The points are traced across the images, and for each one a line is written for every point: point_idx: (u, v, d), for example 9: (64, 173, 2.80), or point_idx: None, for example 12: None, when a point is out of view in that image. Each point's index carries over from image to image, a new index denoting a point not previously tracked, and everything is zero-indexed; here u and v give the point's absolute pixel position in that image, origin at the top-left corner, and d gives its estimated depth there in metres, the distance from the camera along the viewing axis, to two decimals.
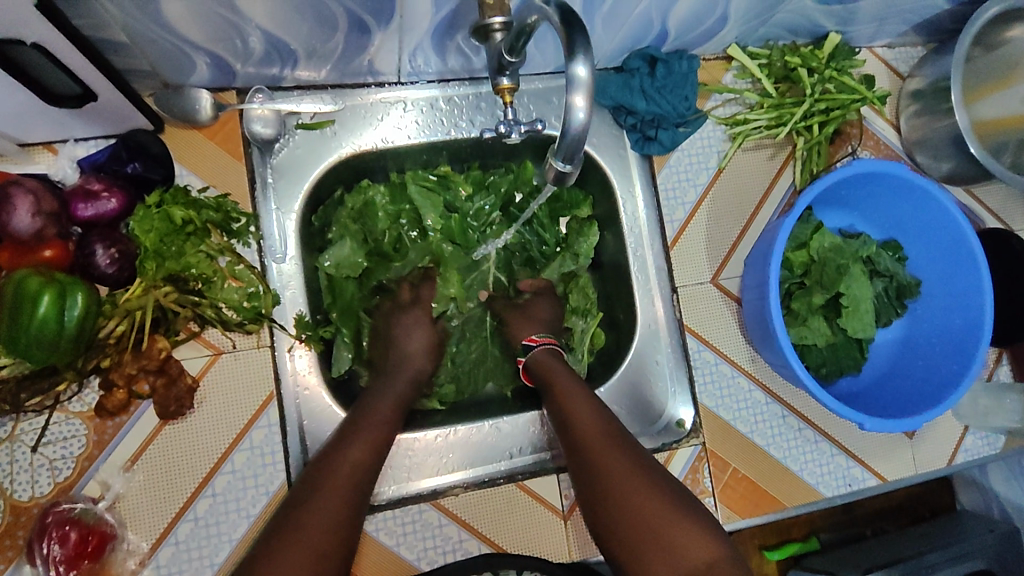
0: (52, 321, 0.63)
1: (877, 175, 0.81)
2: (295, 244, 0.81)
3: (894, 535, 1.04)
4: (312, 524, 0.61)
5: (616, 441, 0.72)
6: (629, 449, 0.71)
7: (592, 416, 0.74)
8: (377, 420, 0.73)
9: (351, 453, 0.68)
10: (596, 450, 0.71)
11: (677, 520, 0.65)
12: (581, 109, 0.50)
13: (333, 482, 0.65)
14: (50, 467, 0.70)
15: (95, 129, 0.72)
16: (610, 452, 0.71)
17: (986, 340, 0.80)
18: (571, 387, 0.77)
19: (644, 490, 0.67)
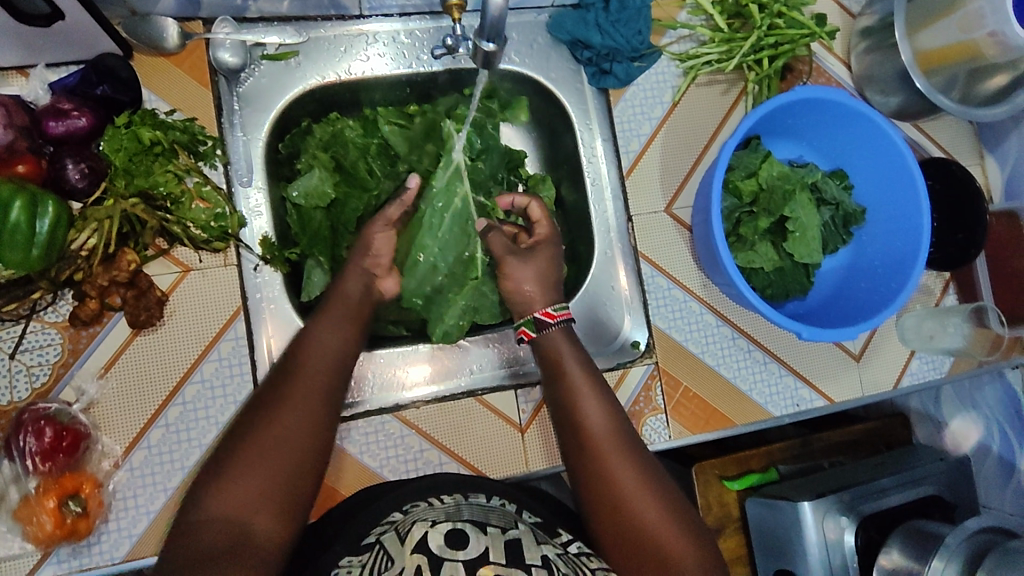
0: (24, 227, 0.67)
1: (819, 100, 0.85)
2: (261, 170, 0.84)
3: (849, 463, 1.09)
4: (281, 430, 0.64)
5: (600, 395, 0.75)
6: (609, 404, 0.75)
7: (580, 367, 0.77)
8: (351, 331, 0.75)
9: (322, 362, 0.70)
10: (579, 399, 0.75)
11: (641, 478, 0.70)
12: None
13: (304, 387, 0.67)
14: (27, 373, 0.75)
15: (66, 54, 0.75)
16: (593, 404, 0.74)
17: (923, 257, 0.83)
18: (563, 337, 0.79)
19: (619, 447, 0.72)
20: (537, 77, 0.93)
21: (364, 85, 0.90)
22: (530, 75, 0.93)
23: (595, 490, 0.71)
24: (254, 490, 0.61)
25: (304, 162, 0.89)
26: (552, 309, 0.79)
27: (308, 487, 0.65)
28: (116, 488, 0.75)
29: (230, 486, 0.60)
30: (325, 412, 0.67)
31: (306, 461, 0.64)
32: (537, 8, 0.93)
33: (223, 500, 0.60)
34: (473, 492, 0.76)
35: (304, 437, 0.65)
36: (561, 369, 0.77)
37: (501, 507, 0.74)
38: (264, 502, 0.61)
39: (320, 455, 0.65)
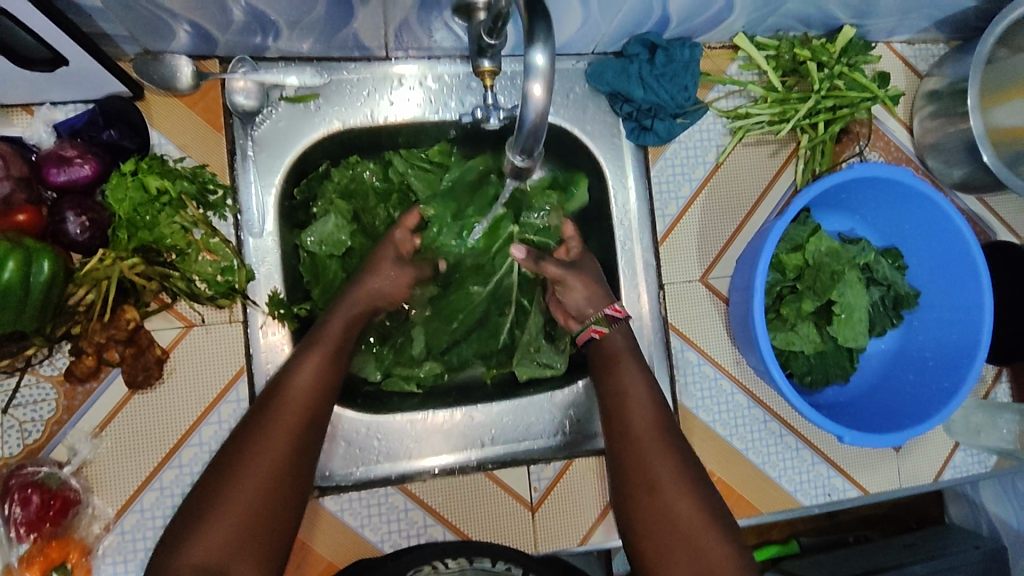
0: (17, 286, 0.62)
1: (880, 180, 0.77)
2: (275, 219, 0.79)
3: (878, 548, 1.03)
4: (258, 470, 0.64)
5: (668, 441, 0.73)
6: (680, 454, 0.72)
7: (648, 409, 0.75)
8: (336, 358, 0.73)
9: (298, 395, 0.69)
10: (647, 443, 0.73)
11: (708, 531, 0.68)
12: (537, 98, 0.51)
13: (279, 420, 0.67)
14: (19, 428, 0.71)
15: (73, 94, 0.71)
16: (659, 454, 0.72)
17: (982, 356, 0.76)
18: (634, 375, 0.77)
19: (686, 498, 0.70)
20: (570, 130, 0.86)
21: (388, 130, 0.84)
22: (564, 127, 0.86)
23: (653, 541, 0.69)
24: (229, 535, 0.61)
25: (320, 207, 0.84)
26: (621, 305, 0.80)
27: (288, 524, 0.65)
28: (106, 553, 0.72)
29: (206, 533, 0.61)
30: (300, 448, 0.67)
31: (282, 501, 0.64)
32: (576, 55, 0.86)
33: (199, 546, 0.60)
34: (478, 556, 0.76)
35: (279, 475, 0.65)
36: (625, 409, 0.75)
37: None
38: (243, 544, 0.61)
39: (296, 494, 0.66)
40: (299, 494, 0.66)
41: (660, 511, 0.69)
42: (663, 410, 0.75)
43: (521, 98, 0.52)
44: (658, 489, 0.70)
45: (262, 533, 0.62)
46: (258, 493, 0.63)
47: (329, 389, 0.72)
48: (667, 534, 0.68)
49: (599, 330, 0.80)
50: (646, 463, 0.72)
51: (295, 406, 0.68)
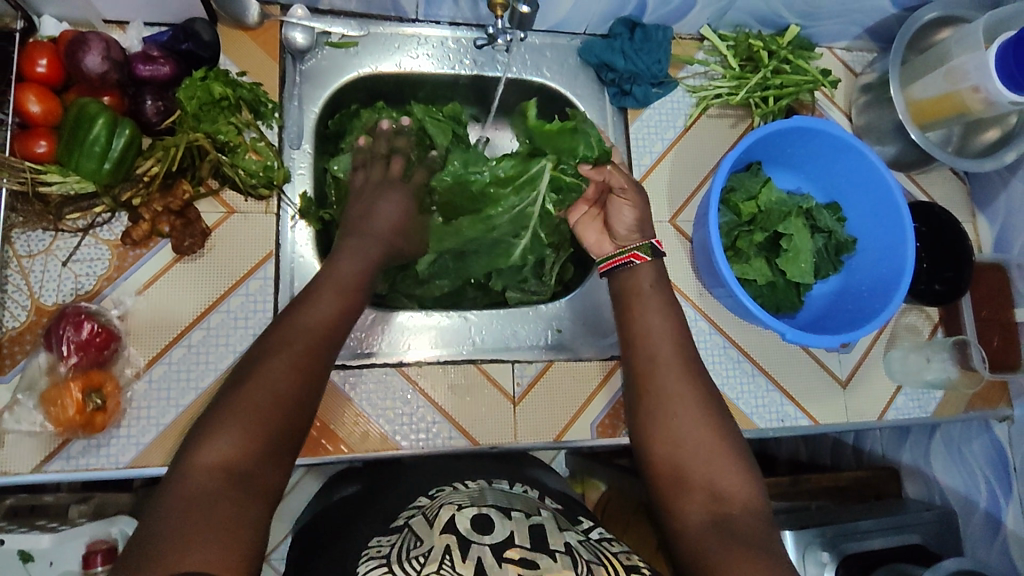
0: (101, 141, 0.77)
1: (816, 132, 0.93)
2: (311, 137, 0.95)
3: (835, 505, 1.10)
4: (272, 377, 0.62)
5: (685, 374, 0.75)
6: (697, 385, 0.75)
7: (666, 341, 0.78)
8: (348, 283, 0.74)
9: (316, 316, 0.68)
10: (664, 377, 0.75)
11: (720, 455, 0.70)
12: None
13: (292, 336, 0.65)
14: (75, 279, 0.82)
15: (163, 15, 0.87)
16: (677, 383, 0.75)
17: (906, 280, 0.90)
18: (654, 312, 0.80)
19: (699, 423, 0.72)
20: (563, 92, 1.04)
21: (412, 81, 1.01)
22: (557, 90, 1.04)
23: (666, 466, 0.71)
24: (249, 438, 0.58)
25: (348, 140, 0.98)
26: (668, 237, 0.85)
27: (299, 432, 0.62)
28: (134, 396, 0.81)
29: (222, 432, 0.58)
30: (314, 359, 0.65)
31: (297, 405, 0.62)
32: (571, 34, 1.05)
33: (215, 447, 0.57)
34: (496, 478, 0.78)
35: (297, 381, 0.63)
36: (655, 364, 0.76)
37: (525, 495, 0.75)
38: (260, 444, 0.59)
39: (309, 400, 0.64)
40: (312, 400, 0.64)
41: (675, 435, 0.71)
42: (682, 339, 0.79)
43: None
44: (672, 417, 0.72)
45: (279, 437, 0.60)
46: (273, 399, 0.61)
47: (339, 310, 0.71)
48: (682, 456, 0.70)
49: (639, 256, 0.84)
50: (673, 411, 0.73)
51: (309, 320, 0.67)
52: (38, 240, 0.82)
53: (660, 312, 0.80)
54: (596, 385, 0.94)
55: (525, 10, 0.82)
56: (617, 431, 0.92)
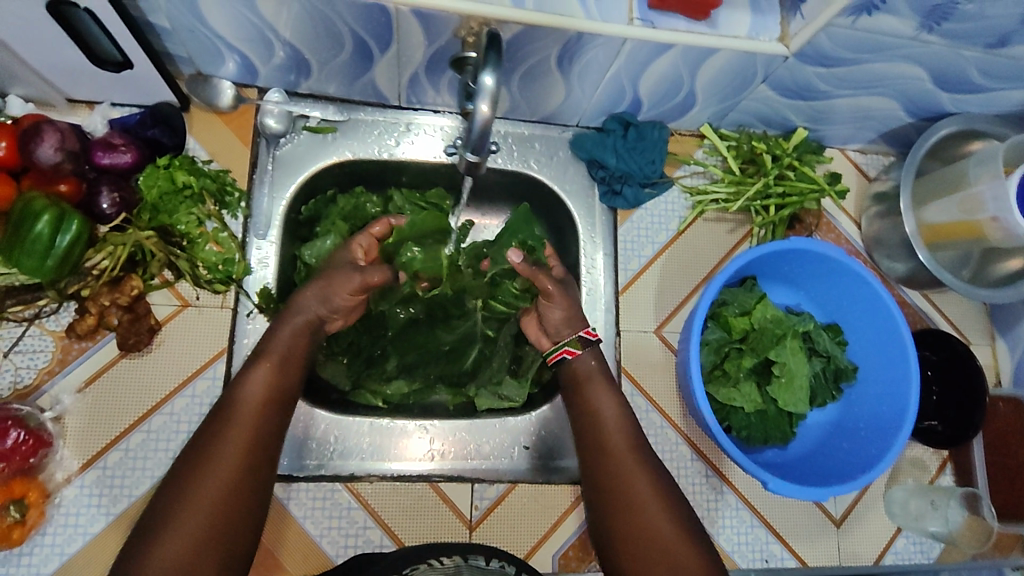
0: (44, 239, 0.73)
1: (816, 254, 0.87)
2: (278, 228, 0.89)
3: None
4: (212, 479, 0.62)
5: (643, 461, 0.76)
6: (659, 482, 0.75)
7: (619, 427, 0.79)
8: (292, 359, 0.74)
9: (251, 401, 0.68)
10: (621, 465, 0.75)
11: (684, 542, 0.71)
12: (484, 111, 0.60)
13: (235, 429, 0.66)
14: (14, 372, 0.79)
15: (133, 98, 0.85)
16: (635, 470, 0.75)
17: (908, 426, 0.82)
18: (609, 399, 0.81)
19: (661, 512, 0.72)
20: (551, 187, 0.98)
21: (392, 167, 0.96)
22: (544, 183, 0.98)
23: (632, 557, 0.71)
24: (192, 547, 0.60)
25: (323, 227, 0.94)
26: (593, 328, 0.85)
27: (249, 532, 0.64)
28: (62, 502, 0.76)
29: (166, 542, 0.59)
30: (257, 454, 0.66)
31: (243, 503, 0.63)
32: (562, 125, 0.99)
33: (159, 559, 0.59)
34: (472, 553, 0.72)
35: (238, 481, 0.64)
36: (602, 429, 0.79)
37: (501, 569, 0.69)
38: (205, 552, 0.60)
39: (256, 499, 0.65)
40: (262, 496, 0.66)
41: (642, 528, 0.71)
42: (636, 434, 0.79)
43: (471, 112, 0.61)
44: (636, 506, 0.73)
45: (223, 542, 0.62)
46: (214, 506, 0.62)
47: (284, 394, 0.71)
48: (642, 540, 0.71)
49: (573, 351, 0.84)
50: (623, 484, 0.74)
51: (255, 412, 0.68)
52: None
53: (614, 399, 0.81)
54: (558, 512, 0.88)
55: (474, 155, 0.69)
56: (582, 564, 0.87)
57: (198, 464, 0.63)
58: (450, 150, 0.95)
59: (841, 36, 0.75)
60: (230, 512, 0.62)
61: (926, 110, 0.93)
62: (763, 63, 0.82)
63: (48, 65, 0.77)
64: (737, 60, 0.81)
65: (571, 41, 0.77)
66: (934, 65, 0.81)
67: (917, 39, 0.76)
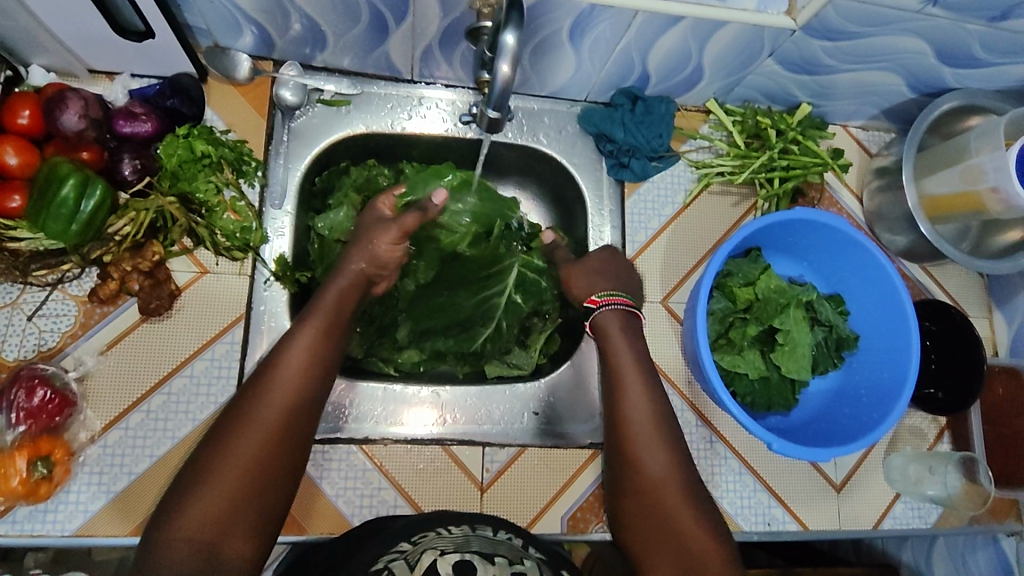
0: (69, 204, 0.75)
1: (819, 225, 0.89)
2: (293, 198, 0.92)
3: None
4: (247, 443, 0.65)
5: (663, 436, 0.78)
6: (677, 454, 0.77)
7: (641, 401, 0.80)
8: (332, 332, 0.75)
9: (290, 371, 0.70)
10: (638, 435, 0.77)
11: (695, 520, 0.73)
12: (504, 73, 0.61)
13: (274, 395, 0.68)
14: (38, 335, 0.81)
15: (152, 68, 0.86)
16: (654, 446, 0.77)
17: (908, 392, 0.85)
18: (632, 372, 0.82)
19: (677, 487, 0.75)
20: (560, 160, 1.00)
21: (405, 140, 0.98)
22: (553, 157, 1.00)
23: (642, 526, 0.74)
24: (222, 506, 0.62)
25: (336, 198, 0.96)
26: (597, 296, 0.87)
27: (281, 495, 0.66)
28: (85, 461, 0.79)
29: (196, 504, 0.61)
30: (292, 422, 0.67)
31: (273, 471, 0.65)
32: (571, 100, 1.01)
33: (189, 519, 0.61)
34: (481, 524, 0.74)
35: (272, 447, 0.65)
36: (623, 400, 0.80)
37: (508, 541, 0.71)
38: (234, 515, 0.62)
39: (289, 463, 0.66)
40: (290, 463, 0.67)
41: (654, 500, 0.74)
42: (661, 404, 0.80)
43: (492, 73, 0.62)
44: (649, 480, 0.75)
45: (252, 507, 0.63)
46: (247, 468, 0.64)
47: (325, 365, 0.73)
48: (654, 509, 0.74)
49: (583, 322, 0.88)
50: (639, 453, 0.77)
51: (285, 385, 0.69)
52: (6, 292, 0.81)
53: (638, 371, 0.82)
54: (568, 475, 0.90)
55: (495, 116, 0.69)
56: (589, 525, 0.89)
57: (230, 432, 0.65)
58: (466, 119, 0.97)
59: (847, 9, 0.77)
60: (260, 480, 0.64)
61: (928, 86, 0.95)
62: (770, 36, 0.83)
63: (72, 34, 0.78)
64: (745, 33, 0.83)
65: (583, 14, 0.79)
66: (937, 39, 0.83)
67: (922, 12, 0.78)
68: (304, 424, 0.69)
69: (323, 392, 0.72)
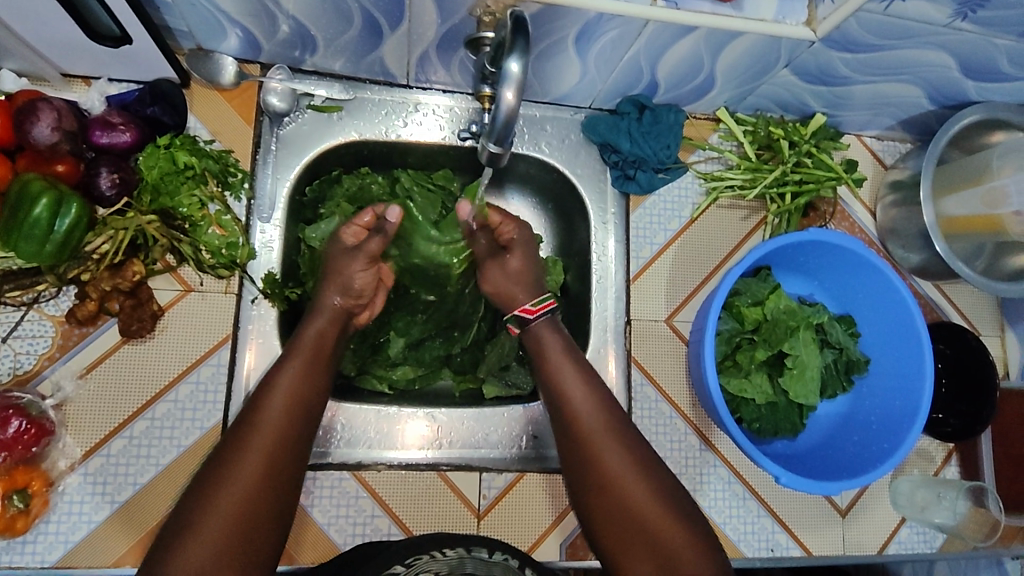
0: (43, 223, 0.71)
1: (832, 245, 0.85)
2: (283, 210, 0.87)
3: None
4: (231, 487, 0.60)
5: (617, 435, 0.69)
6: (632, 447, 0.69)
7: (586, 400, 0.71)
8: (316, 363, 0.72)
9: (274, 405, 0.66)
10: (588, 433, 0.69)
11: (666, 521, 0.65)
12: (509, 100, 0.58)
13: (258, 433, 0.63)
14: (13, 357, 0.77)
15: (130, 73, 0.81)
16: (610, 446, 0.68)
17: (921, 422, 0.82)
18: (570, 371, 0.74)
19: (640, 484, 0.66)
20: (563, 170, 0.96)
21: (401, 148, 0.93)
22: (556, 167, 0.96)
23: (615, 534, 0.66)
24: (208, 555, 0.57)
25: (328, 209, 0.92)
26: (532, 305, 0.80)
27: (273, 536, 0.61)
28: (65, 490, 0.75)
29: (182, 558, 0.56)
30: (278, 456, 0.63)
31: (261, 517, 0.60)
32: (575, 107, 0.96)
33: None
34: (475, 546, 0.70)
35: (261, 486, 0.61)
36: (565, 398, 0.72)
37: (506, 563, 0.67)
38: (226, 565, 0.57)
39: (279, 501, 0.61)
40: (280, 510, 0.62)
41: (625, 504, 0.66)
42: (603, 398, 0.72)
43: (496, 99, 0.58)
44: (612, 483, 0.67)
45: (242, 553, 0.58)
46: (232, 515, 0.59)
47: (312, 396, 0.69)
48: (620, 514, 0.66)
49: (514, 326, 0.82)
50: (591, 454, 0.68)
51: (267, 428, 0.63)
52: None
53: (575, 368, 0.74)
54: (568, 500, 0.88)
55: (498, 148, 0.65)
56: (589, 553, 0.86)
57: (216, 479, 0.60)
58: (465, 136, 0.93)
59: (871, 22, 0.72)
60: (247, 524, 0.59)
61: (949, 98, 0.90)
62: (788, 47, 0.79)
63: (41, 39, 0.73)
64: (762, 43, 0.78)
65: (590, 22, 0.74)
66: (963, 53, 0.79)
67: (949, 26, 0.73)
68: (293, 469, 0.64)
69: (311, 425, 0.68)
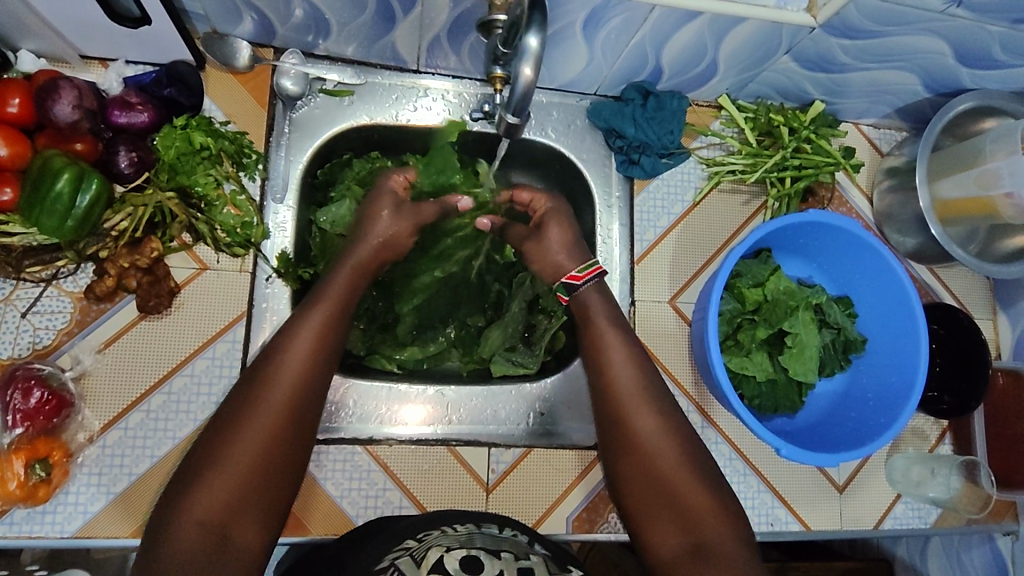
0: (65, 198, 0.72)
1: (832, 227, 0.88)
2: (295, 191, 0.89)
3: None
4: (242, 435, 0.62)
5: (653, 391, 0.74)
6: (666, 405, 0.73)
7: (627, 360, 0.76)
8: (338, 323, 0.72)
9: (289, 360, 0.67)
10: (626, 383, 0.74)
11: (691, 470, 0.69)
12: (525, 76, 0.60)
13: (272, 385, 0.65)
14: (32, 332, 0.78)
15: (147, 55, 0.83)
16: (645, 402, 0.73)
17: (915, 399, 0.85)
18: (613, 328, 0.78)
19: (672, 437, 0.71)
20: (568, 155, 0.98)
21: (410, 132, 0.95)
22: (562, 152, 0.98)
23: (638, 486, 0.70)
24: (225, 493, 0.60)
25: (338, 192, 0.93)
26: (578, 271, 0.83)
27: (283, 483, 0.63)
28: (84, 462, 0.77)
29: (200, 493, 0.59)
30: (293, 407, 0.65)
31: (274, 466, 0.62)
32: (580, 93, 0.98)
33: (194, 510, 0.58)
34: (487, 522, 0.72)
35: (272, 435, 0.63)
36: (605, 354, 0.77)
37: (513, 538, 0.69)
38: (236, 507, 0.60)
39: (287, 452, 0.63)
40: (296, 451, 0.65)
41: (652, 454, 0.70)
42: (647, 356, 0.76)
43: (512, 75, 0.61)
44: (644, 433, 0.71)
45: (252, 497, 0.61)
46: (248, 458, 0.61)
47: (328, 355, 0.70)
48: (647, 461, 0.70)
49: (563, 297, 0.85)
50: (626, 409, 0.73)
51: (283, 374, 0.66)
52: None
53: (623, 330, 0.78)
54: (574, 476, 0.90)
55: (514, 121, 0.67)
56: (594, 526, 0.88)
57: (234, 423, 0.63)
58: (474, 117, 0.95)
59: (870, 8, 0.74)
60: (261, 472, 0.61)
61: (944, 86, 0.93)
62: (789, 33, 0.81)
63: (62, 18, 0.75)
64: (764, 30, 0.80)
65: (598, 6, 0.76)
66: (958, 40, 0.81)
67: (945, 13, 0.75)
68: (309, 418, 0.66)
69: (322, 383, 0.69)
